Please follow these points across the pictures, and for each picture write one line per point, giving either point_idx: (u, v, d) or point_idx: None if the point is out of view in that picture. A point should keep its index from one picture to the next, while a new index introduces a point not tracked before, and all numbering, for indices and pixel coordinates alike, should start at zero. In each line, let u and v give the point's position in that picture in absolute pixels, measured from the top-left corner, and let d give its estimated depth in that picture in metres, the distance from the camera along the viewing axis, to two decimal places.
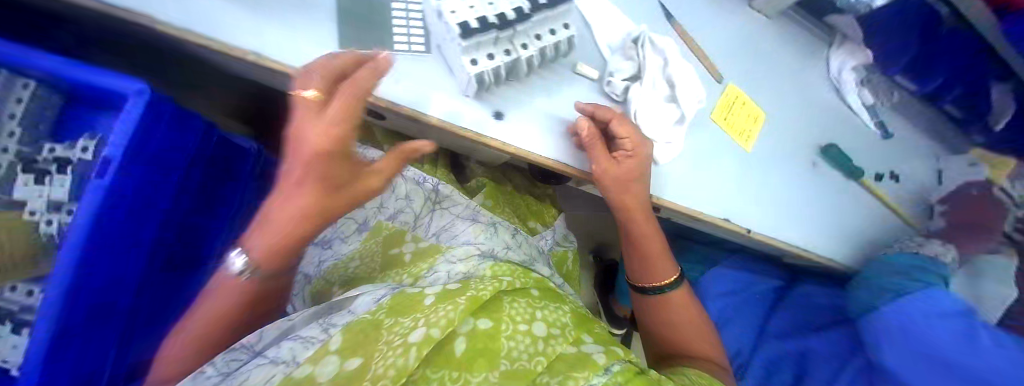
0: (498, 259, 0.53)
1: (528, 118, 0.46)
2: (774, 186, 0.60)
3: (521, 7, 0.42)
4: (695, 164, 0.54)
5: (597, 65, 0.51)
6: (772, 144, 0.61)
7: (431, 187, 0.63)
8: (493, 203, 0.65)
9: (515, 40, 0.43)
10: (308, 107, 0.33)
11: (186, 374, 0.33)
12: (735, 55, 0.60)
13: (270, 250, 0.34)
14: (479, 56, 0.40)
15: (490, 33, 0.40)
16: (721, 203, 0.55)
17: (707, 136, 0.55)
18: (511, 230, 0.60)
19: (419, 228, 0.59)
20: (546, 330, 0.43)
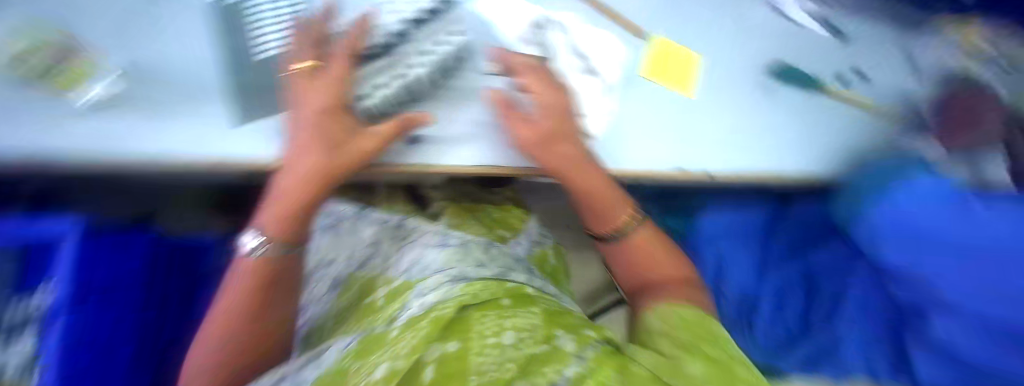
0: (471, 279, 0.50)
1: (445, 131, 0.45)
2: (728, 118, 0.56)
3: (394, 30, 0.46)
4: (635, 123, 0.52)
5: (502, 60, 0.50)
6: (715, 85, 0.57)
7: (395, 223, 0.63)
8: (461, 220, 0.65)
9: (403, 61, 0.45)
10: (301, 74, 0.41)
11: (218, 340, 0.40)
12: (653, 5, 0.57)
13: (285, 217, 0.42)
14: (372, 92, 0.44)
15: (373, 66, 0.45)
16: (675, 153, 0.52)
17: (640, 95, 0.53)
18: (482, 246, 0.59)
19: (390, 268, 0.56)
20: (516, 337, 0.38)
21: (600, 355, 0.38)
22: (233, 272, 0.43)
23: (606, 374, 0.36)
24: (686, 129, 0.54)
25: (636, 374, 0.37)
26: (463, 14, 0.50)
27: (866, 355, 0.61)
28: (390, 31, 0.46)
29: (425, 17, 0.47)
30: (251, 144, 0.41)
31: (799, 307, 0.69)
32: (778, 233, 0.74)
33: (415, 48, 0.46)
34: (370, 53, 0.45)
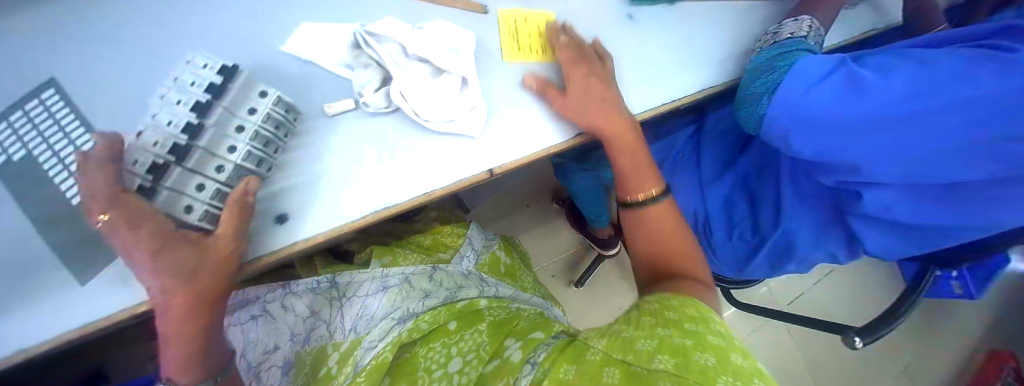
0: (416, 315, 0.54)
1: (306, 194, 0.41)
2: (605, 61, 0.55)
3: (186, 120, 0.35)
4: (515, 102, 0.50)
5: (344, 93, 0.44)
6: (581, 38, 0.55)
7: (330, 283, 0.57)
8: (396, 259, 0.60)
9: (213, 142, 0.36)
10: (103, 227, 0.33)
11: None
12: None
13: (184, 360, 0.39)
14: (189, 198, 0.36)
15: (171, 175, 0.35)
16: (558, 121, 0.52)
17: (506, 79, 0.50)
18: (423, 273, 0.57)
19: (336, 331, 0.55)
20: (459, 363, 0.52)
21: (557, 355, 0.48)
22: None
23: (563, 369, 0.45)
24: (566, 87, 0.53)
25: (592, 361, 0.44)
26: (276, 58, 0.43)
27: (819, 247, 0.60)
28: (178, 122, 0.35)
29: (217, 87, 0.36)
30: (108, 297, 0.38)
31: (746, 218, 0.65)
32: (708, 143, 0.71)
33: (224, 127, 0.36)
34: (160, 163, 0.34)
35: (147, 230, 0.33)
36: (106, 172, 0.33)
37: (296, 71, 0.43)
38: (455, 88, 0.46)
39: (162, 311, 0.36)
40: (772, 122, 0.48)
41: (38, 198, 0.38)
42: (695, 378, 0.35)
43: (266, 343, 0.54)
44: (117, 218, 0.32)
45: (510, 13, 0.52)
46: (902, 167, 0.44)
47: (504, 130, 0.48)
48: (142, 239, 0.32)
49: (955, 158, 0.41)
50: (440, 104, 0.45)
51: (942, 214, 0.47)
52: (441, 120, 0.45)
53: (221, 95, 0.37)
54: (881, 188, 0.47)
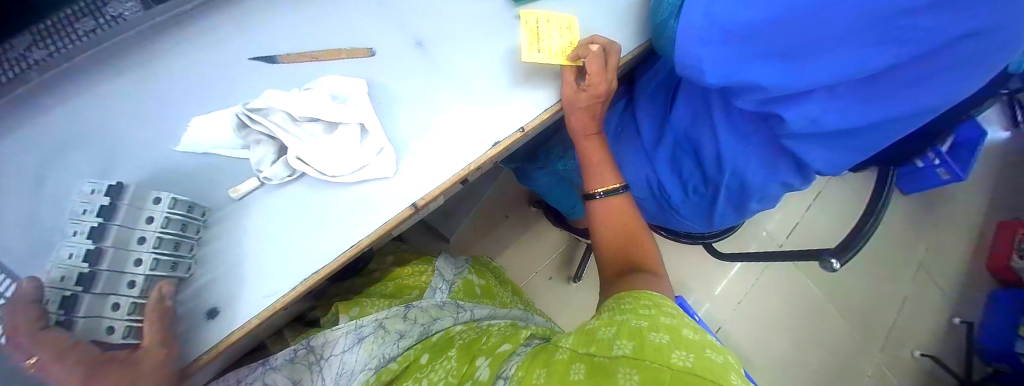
0: (387, 361, 0.50)
1: (233, 283, 0.41)
2: (500, 61, 0.54)
3: (81, 248, 0.35)
4: (422, 131, 0.49)
5: (245, 173, 0.45)
6: (474, 46, 0.54)
7: (305, 348, 0.50)
8: (364, 307, 0.55)
9: (118, 261, 0.36)
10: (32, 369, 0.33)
11: None
12: (362, 22, 0.54)
13: None
14: (109, 318, 0.36)
15: (83, 302, 0.35)
16: (475, 135, 0.49)
17: (408, 109, 0.50)
18: (396, 314, 0.53)
19: None
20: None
21: (531, 360, 0.42)
22: None
23: (534, 374, 0.40)
24: (473, 100, 0.51)
25: (560, 360, 0.40)
26: (173, 155, 0.45)
27: (772, 180, 0.56)
28: (75, 252, 0.35)
29: (105, 208, 0.37)
30: None
31: (696, 170, 0.63)
32: (650, 103, 0.69)
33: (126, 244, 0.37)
34: (68, 295, 0.34)
35: (71, 360, 0.32)
36: (30, 314, 0.32)
37: (194, 163, 0.45)
38: (352, 133, 0.46)
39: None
40: (680, 50, 0.45)
41: None
42: (651, 357, 0.34)
43: None
44: (40, 355, 0.32)
45: (397, 47, 0.53)
46: (802, 67, 0.40)
47: (431, 132, 0.49)
48: (67, 371, 0.32)
49: (849, 39, 0.37)
50: (339, 152, 0.44)
51: (870, 109, 0.41)
52: (344, 167, 0.44)
53: (113, 216, 0.37)
54: (806, 98, 0.43)
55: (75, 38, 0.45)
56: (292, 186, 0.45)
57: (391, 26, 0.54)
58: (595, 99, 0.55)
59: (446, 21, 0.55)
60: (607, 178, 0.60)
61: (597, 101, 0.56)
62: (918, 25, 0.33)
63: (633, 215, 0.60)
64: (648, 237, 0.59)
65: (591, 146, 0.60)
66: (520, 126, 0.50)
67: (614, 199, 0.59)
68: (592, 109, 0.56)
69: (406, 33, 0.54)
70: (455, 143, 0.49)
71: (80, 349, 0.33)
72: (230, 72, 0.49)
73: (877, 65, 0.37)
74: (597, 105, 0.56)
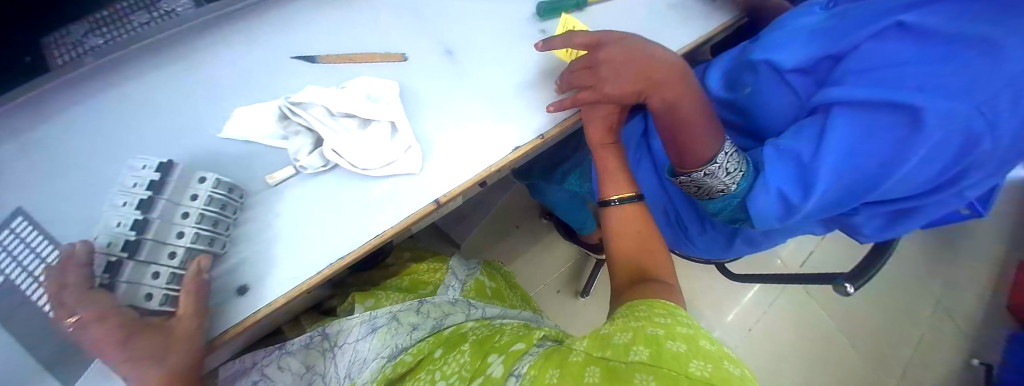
0: (402, 350, 0.51)
1: (264, 263, 0.43)
2: (524, 73, 0.56)
3: (133, 217, 0.38)
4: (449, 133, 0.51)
5: (281, 161, 0.48)
6: (499, 57, 0.57)
7: (320, 333, 0.53)
8: (378, 297, 0.57)
9: (163, 232, 0.39)
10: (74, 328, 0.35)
11: None
12: (392, 28, 0.57)
13: None
14: (148, 286, 0.38)
15: (128, 267, 0.37)
16: (498, 139, 0.52)
17: (437, 112, 0.53)
18: (410, 306, 0.54)
19: (330, 380, 0.51)
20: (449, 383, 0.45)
21: (543, 359, 0.43)
22: None
23: (547, 374, 0.40)
24: (497, 107, 0.54)
25: (575, 362, 0.41)
26: (217, 142, 0.48)
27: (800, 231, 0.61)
28: (127, 219, 0.38)
29: (156, 183, 0.40)
30: None
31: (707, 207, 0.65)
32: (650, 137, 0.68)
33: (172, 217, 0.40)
34: (114, 261, 0.37)
35: (111, 322, 0.35)
36: (80, 275, 0.35)
37: (236, 149, 0.48)
38: (384, 129, 0.49)
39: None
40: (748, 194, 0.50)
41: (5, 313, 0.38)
42: (670, 365, 0.35)
43: None
44: (83, 315, 0.34)
45: (427, 54, 0.56)
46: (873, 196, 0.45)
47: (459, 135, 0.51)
48: (106, 332, 0.34)
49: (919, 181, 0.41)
50: (371, 146, 0.47)
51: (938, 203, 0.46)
52: (375, 160, 0.47)
53: (161, 189, 0.40)
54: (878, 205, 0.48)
55: (129, 28, 0.50)
56: (324, 176, 0.47)
57: (421, 32, 0.57)
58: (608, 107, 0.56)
59: (473, 32, 0.59)
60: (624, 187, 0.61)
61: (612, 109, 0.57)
62: (989, 167, 0.39)
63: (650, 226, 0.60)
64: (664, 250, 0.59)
65: (607, 155, 0.62)
66: (541, 133, 0.53)
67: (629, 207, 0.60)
68: (607, 116, 0.57)
69: (436, 42, 0.57)
70: (479, 143, 0.51)
71: (120, 312, 0.35)
72: (272, 69, 0.53)
73: (946, 184, 0.41)
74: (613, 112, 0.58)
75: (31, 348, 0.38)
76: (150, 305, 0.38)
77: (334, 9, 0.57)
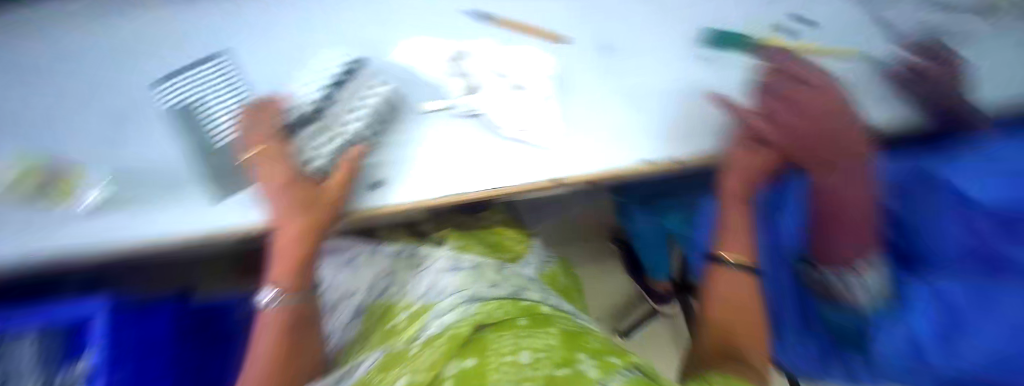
0: (482, 299, 0.54)
1: (399, 170, 0.48)
2: (691, 96, 0.53)
3: (321, 93, 0.45)
4: (594, 126, 0.50)
5: (431, 94, 0.50)
6: (671, 70, 0.53)
7: (410, 253, 0.68)
8: (466, 243, 0.68)
9: (338, 115, 0.45)
10: (256, 157, 0.44)
11: None
12: (565, 1, 0.54)
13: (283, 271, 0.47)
14: (313, 150, 0.46)
15: (305, 130, 0.45)
16: (641, 149, 0.50)
17: (592, 104, 0.51)
18: (494, 266, 0.63)
19: (408, 293, 0.61)
20: (533, 355, 0.42)
21: None
22: (254, 345, 0.46)
23: None
24: (652, 118, 0.51)
25: None
26: (388, 61, 0.51)
27: None
28: (316, 94, 0.46)
29: (348, 74, 0.47)
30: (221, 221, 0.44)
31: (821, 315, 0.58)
32: (776, 217, 0.63)
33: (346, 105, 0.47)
34: (302, 118, 0.45)
35: (285, 158, 0.43)
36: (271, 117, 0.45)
37: (402, 69, 0.50)
38: (537, 100, 0.50)
39: (275, 236, 0.46)
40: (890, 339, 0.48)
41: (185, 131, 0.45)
42: None
43: (347, 287, 0.65)
44: (266, 146, 0.43)
45: (603, 39, 0.53)
46: None
47: (605, 133, 0.50)
48: (280, 164, 0.43)
49: None
50: (522, 113, 0.49)
51: None
52: (521, 126, 0.49)
53: (352, 81, 0.47)
54: None
55: None
56: (467, 123, 0.49)
57: (602, 15, 0.55)
58: (751, 165, 0.55)
59: (655, 34, 0.55)
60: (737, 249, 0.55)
61: (754, 168, 0.55)
62: None
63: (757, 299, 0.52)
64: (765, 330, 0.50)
65: (733, 216, 0.58)
66: (684, 159, 0.51)
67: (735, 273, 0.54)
68: (749, 173, 0.55)
69: (613, 31, 0.54)
70: (623, 145, 0.50)
71: (290, 153, 0.44)
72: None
73: None
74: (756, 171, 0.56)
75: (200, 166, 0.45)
76: (310, 163, 0.45)
77: None
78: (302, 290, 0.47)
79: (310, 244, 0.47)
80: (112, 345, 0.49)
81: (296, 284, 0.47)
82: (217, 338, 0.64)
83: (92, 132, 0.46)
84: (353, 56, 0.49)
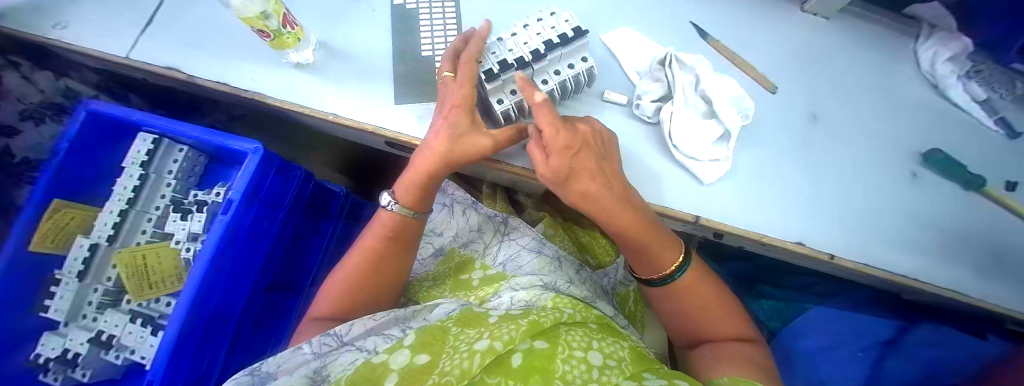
0: (560, 291, 0.54)
1: None
2: (853, 195, 0.51)
3: (536, 48, 0.48)
4: (754, 182, 0.50)
5: (622, 89, 0.53)
6: (842, 161, 0.53)
7: (501, 219, 0.68)
8: (556, 234, 0.69)
9: (537, 74, 0.49)
10: (444, 79, 0.48)
11: (359, 307, 0.50)
12: (786, 63, 0.56)
13: (409, 187, 0.50)
14: (503, 95, 0.49)
15: (509, 74, 0.48)
16: (792, 223, 0.49)
17: (759, 159, 0.51)
18: (575, 266, 0.62)
19: (488, 255, 0.64)
20: (603, 360, 0.42)
21: None
22: (366, 233, 0.53)
23: None
24: (811, 199, 0.50)
25: None
26: (592, 45, 0.56)
27: None
28: (533, 47, 0.48)
29: (567, 38, 0.48)
30: (399, 119, 0.52)
31: None
32: None
33: (550, 67, 0.50)
34: (505, 63, 0.48)
35: (461, 87, 0.46)
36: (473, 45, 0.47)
37: (602, 56, 0.55)
38: (713, 132, 0.50)
39: (423, 148, 0.48)
40: None
41: (407, 42, 0.56)
42: None
43: (436, 229, 0.68)
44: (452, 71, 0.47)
45: (787, 108, 0.54)
46: None
47: (765, 191, 0.50)
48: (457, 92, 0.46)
49: None
50: (694, 138, 0.49)
51: None
52: (691, 151, 0.49)
53: (565, 44, 0.48)
54: None
55: None
56: (638, 128, 0.52)
57: (795, 85, 0.55)
58: (580, 139, 0.44)
59: (839, 121, 0.54)
60: (664, 262, 0.47)
61: (582, 151, 0.44)
62: None
63: (713, 281, 0.49)
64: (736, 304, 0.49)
65: (622, 217, 0.45)
66: (832, 254, 0.49)
67: (671, 286, 0.48)
68: (592, 169, 0.44)
69: (799, 104, 0.54)
70: (775, 211, 0.49)
71: (468, 85, 0.46)
72: (664, 22, 0.57)
73: None
74: (584, 170, 0.44)
75: (404, 77, 0.54)
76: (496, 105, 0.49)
77: (742, 13, 0.58)
78: (417, 209, 0.51)
79: (441, 175, 0.49)
80: (250, 187, 0.52)
81: (412, 203, 0.51)
82: (321, 215, 0.75)
83: (346, 20, 0.58)
84: (576, 23, 0.49)
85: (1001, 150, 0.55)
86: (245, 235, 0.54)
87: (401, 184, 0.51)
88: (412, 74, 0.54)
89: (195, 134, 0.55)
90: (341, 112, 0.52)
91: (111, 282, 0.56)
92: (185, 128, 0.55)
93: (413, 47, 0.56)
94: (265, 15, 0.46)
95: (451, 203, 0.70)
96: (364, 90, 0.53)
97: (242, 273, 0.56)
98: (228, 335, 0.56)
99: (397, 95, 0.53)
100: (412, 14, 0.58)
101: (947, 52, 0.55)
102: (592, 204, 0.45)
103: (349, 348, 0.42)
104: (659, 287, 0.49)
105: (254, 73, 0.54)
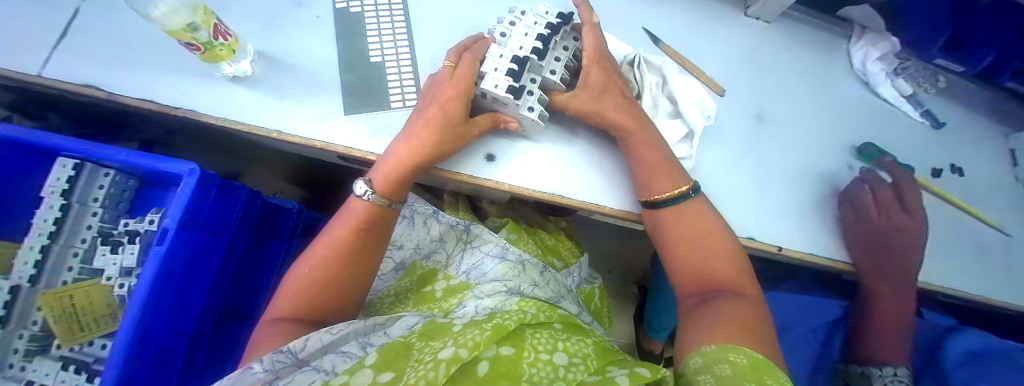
0: (525, 295, 0.54)
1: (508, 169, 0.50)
2: (797, 188, 0.54)
3: (535, 45, 0.48)
4: (711, 181, 0.52)
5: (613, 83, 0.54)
6: (787, 156, 0.55)
7: (463, 228, 0.67)
8: (519, 238, 0.68)
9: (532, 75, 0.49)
10: (445, 70, 0.50)
11: (319, 305, 0.46)
12: (734, 62, 0.58)
13: (388, 177, 0.48)
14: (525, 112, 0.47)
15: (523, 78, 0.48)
16: (745, 219, 0.51)
17: (718, 158, 0.53)
18: (539, 269, 0.62)
19: (450, 267, 0.63)
20: (568, 359, 0.42)
21: None
22: (340, 219, 0.49)
23: None
24: (761, 195, 0.53)
25: None
26: None
27: None
28: (529, 47, 0.48)
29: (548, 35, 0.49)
30: (348, 133, 0.49)
31: None
32: None
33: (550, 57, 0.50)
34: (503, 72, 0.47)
35: (462, 74, 0.48)
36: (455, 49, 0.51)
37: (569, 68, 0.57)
38: (678, 132, 0.52)
39: (406, 137, 0.47)
40: None
41: (354, 54, 0.54)
42: None
43: (397, 240, 0.67)
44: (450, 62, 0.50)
45: (736, 108, 0.56)
46: None
47: (720, 188, 0.52)
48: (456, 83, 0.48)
49: None
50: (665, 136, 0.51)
51: None
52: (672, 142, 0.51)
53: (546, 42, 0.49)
54: None
55: None
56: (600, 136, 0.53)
57: (743, 84, 0.57)
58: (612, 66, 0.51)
59: (784, 118, 0.57)
60: (679, 177, 0.48)
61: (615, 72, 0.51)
62: None
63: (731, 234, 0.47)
64: (745, 264, 0.45)
65: (648, 138, 0.49)
66: (780, 246, 0.51)
67: (673, 210, 0.47)
68: (621, 88, 0.50)
69: (748, 103, 0.56)
70: (727, 209, 0.51)
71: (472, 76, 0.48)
72: (614, 26, 0.57)
73: None
74: (614, 89, 0.50)
75: (354, 89, 0.51)
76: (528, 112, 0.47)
77: (690, 14, 0.59)
78: (394, 197, 0.49)
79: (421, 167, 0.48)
80: (188, 212, 0.49)
81: (391, 192, 0.49)
82: (273, 234, 0.71)
83: (287, 28, 0.54)
84: (555, 11, 0.52)
85: (925, 140, 0.60)
86: (185, 256, 0.50)
87: (379, 172, 0.48)
88: (363, 88, 0.52)
89: (119, 157, 0.51)
90: (285, 128, 0.49)
91: (37, 327, 0.51)
92: (108, 152, 0.51)
93: (362, 57, 0.54)
94: (193, 27, 0.42)
95: (410, 214, 0.69)
96: (313, 105, 0.50)
97: (186, 297, 0.52)
98: (172, 364, 0.52)
99: (348, 108, 0.50)
100: (357, 21, 0.55)
101: (875, 51, 0.59)
102: (625, 112, 0.49)
103: (305, 370, 0.38)
104: (668, 209, 0.47)
105: (188, 88, 0.50)
